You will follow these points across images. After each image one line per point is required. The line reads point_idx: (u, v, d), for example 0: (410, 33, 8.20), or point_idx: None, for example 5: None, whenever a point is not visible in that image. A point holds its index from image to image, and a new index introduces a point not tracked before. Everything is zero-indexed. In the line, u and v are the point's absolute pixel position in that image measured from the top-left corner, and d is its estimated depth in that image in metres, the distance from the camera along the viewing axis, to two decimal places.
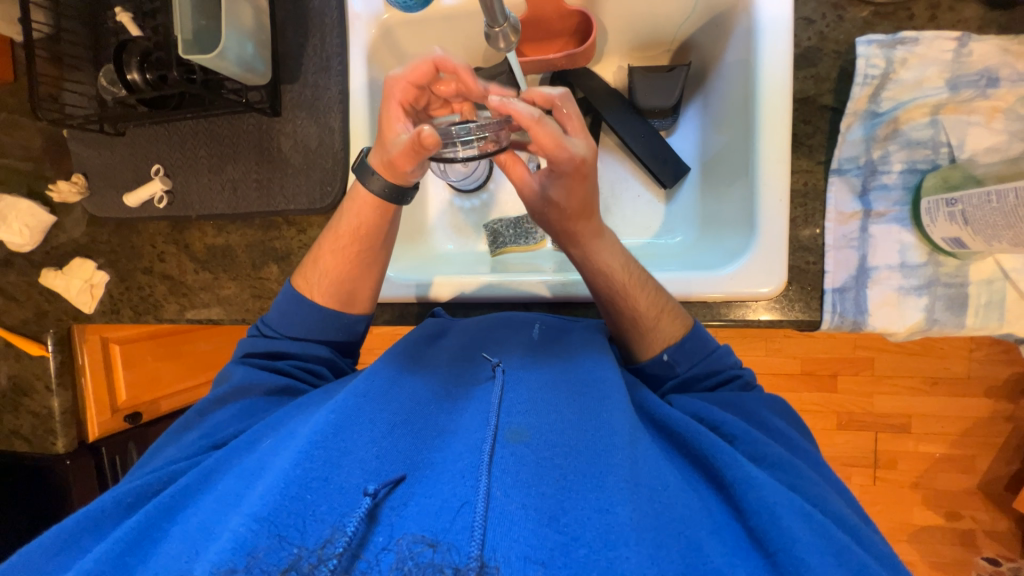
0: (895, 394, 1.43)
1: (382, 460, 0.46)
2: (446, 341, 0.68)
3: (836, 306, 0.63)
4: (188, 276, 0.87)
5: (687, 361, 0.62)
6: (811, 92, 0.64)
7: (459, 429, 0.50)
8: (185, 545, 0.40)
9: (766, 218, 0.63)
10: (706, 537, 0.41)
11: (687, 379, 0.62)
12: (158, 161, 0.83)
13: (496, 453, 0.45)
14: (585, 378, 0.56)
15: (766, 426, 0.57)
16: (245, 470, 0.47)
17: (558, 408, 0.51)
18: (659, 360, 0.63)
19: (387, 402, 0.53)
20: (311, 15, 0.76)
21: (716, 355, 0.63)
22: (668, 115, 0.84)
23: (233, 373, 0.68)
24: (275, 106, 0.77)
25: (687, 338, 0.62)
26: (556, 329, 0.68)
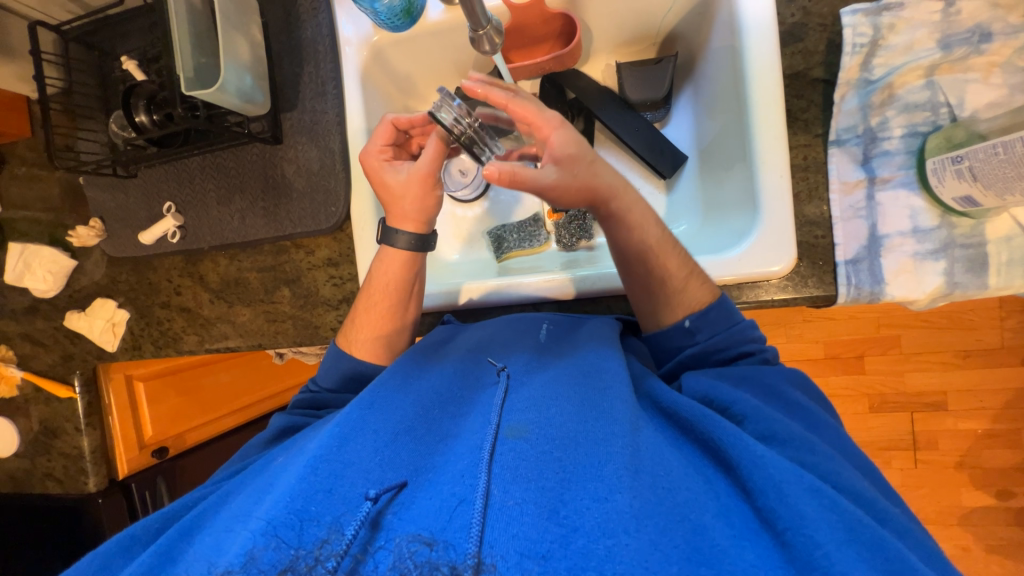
0: (927, 370, 1.38)
1: (385, 468, 0.46)
2: (451, 347, 0.69)
3: (851, 278, 0.61)
4: (205, 307, 0.89)
5: (708, 330, 0.61)
6: (801, 67, 0.64)
7: (461, 432, 0.50)
8: (199, 556, 0.41)
9: (769, 195, 0.63)
10: (712, 519, 0.39)
11: (706, 348, 0.61)
12: (169, 199, 0.86)
13: (496, 450, 0.45)
14: (588, 371, 0.56)
15: (784, 399, 0.55)
16: (258, 487, 0.47)
17: (559, 402, 0.51)
18: (680, 326, 0.62)
19: (392, 410, 0.53)
20: (304, 45, 0.79)
21: (739, 325, 0.61)
22: (660, 107, 0.84)
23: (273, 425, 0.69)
24: (276, 134, 0.79)
25: (711, 308, 0.61)
26: (564, 330, 0.68)
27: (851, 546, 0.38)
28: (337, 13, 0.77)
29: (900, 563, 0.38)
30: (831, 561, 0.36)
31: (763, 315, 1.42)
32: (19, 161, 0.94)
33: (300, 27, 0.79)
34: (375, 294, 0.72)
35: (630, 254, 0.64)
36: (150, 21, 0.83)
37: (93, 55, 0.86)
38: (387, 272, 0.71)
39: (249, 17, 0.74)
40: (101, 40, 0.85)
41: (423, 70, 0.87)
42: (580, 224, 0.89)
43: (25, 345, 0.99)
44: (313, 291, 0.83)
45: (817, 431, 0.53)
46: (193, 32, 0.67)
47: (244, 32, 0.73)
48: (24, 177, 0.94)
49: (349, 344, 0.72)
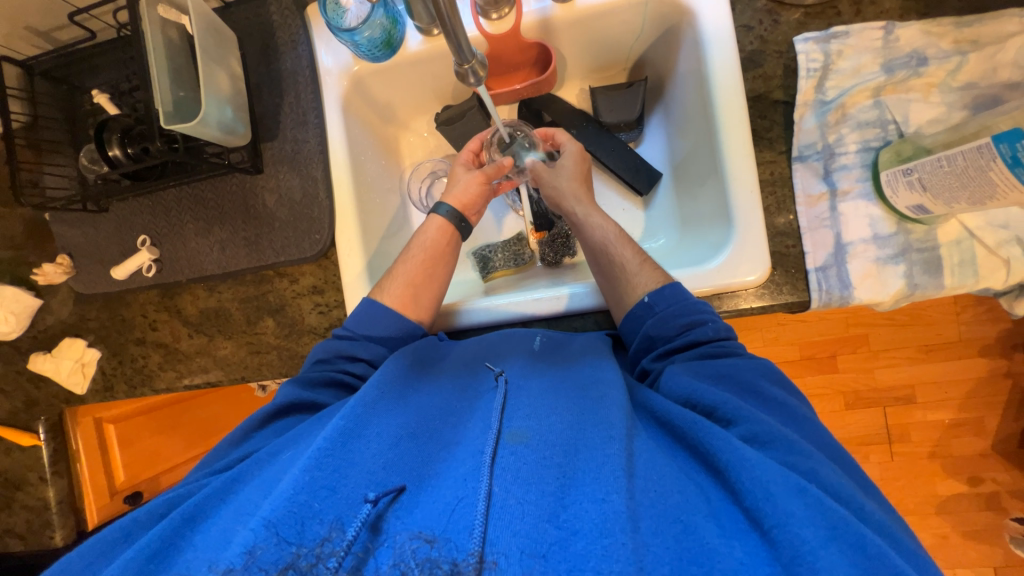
0: (894, 366, 1.46)
1: (387, 470, 0.45)
2: (449, 360, 0.66)
3: (821, 284, 0.65)
4: (183, 342, 0.86)
5: (665, 304, 0.65)
6: (762, 90, 0.68)
7: (462, 439, 0.50)
8: (202, 553, 0.40)
9: (739, 208, 0.67)
10: (703, 520, 0.41)
11: (664, 317, 0.65)
12: (144, 232, 0.84)
13: (497, 454, 0.45)
14: (583, 381, 0.58)
15: (761, 396, 0.55)
16: (264, 482, 0.46)
17: (557, 410, 0.52)
18: (641, 303, 0.67)
19: (392, 414, 0.52)
20: (283, 75, 0.79)
21: (692, 298, 0.66)
22: (633, 128, 0.88)
23: (288, 400, 0.64)
24: (257, 163, 0.79)
25: (666, 286, 0.67)
26: (558, 341, 0.69)
27: (834, 540, 0.38)
28: (316, 44, 0.78)
29: (883, 559, 0.38)
30: (817, 557, 0.36)
31: (740, 321, 1.48)
32: None
33: (279, 59, 0.79)
34: (416, 254, 0.77)
35: (605, 275, 0.73)
36: (124, 54, 0.82)
37: (61, 88, 0.84)
38: (429, 237, 0.79)
39: (228, 51, 0.74)
40: (70, 73, 0.84)
41: (404, 97, 0.89)
42: (563, 241, 0.92)
43: None
44: (299, 320, 0.82)
45: (794, 427, 0.53)
46: (173, 67, 0.66)
47: (223, 65, 0.72)
48: None
49: (379, 292, 0.74)
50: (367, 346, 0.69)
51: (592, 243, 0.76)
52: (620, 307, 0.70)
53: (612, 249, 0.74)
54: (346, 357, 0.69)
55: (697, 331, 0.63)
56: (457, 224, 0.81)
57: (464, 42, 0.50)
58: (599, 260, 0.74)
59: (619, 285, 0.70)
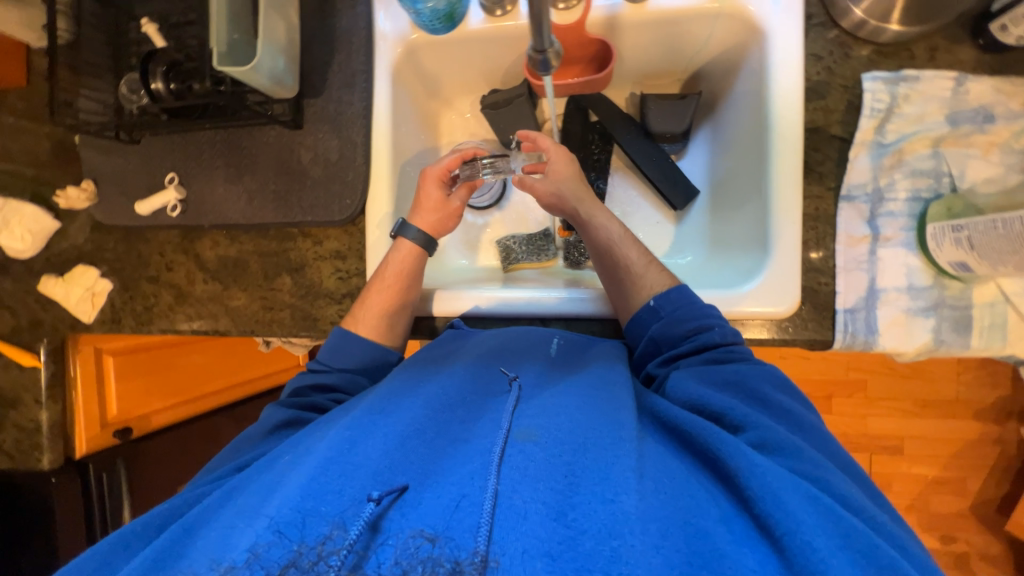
0: (887, 416, 1.46)
1: (393, 467, 0.44)
2: (459, 354, 0.66)
3: (847, 326, 0.65)
4: (197, 286, 0.85)
5: (671, 307, 0.65)
6: (821, 123, 0.67)
7: (472, 435, 0.49)
8: (202, 555, 0.39)
9: (779, 238, 0.66)
10: (714, 525, 0.40)
11: (670, 321, 0.65)
12: (172, 170, 0.83)
13: (506, 453, 0.45)
14: (593, 384, 0.57)
15: (768, 404, 0.55)
16: (263, 483, 0.45)
17: (568, 410, 0.51)
18: (647, 306, 0.67)
19: (401, 411, 0.51)
20: (337, 33, 0.78)
21: (702, 304, 0.65)
22: (678, 140, 0.87)
23: (255, 432, 0.64)
24: (297, 119, 0.78)
25: (672, 290, 0.67)
26: (575, 345, 0.68)
27: (846, 552, 0.38)
28: (375, 6, 0.76)
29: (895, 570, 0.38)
30: (827, 565, 0.36)
31: None
32: (7, 112, 0.89)
33: (335, 15, 0.78)
34: (387, 279, 0.73)
35: (613, 279, 0.72)
36: None
37: (109, 12, 0.82)
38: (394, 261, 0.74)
39: None
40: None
41: (453, 73, 0.87)
42: None
43: None
44: (317, 282, 0.81)
45: (800, 435, 0.53)
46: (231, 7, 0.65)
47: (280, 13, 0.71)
48: (13, 128, 0.89)
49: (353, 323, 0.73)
50: (337, 376, 0.70)
51: (600, 244, 0.74)
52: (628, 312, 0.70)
53: (617, 250, 0.72)
54: (315, 387, 0.69)
55: (705, 336, 0.62)
56: (426, 246, 0.77)
57: (546, 28, 0.49)
58: (608, 262, 0.73)
59: (636, 294, 0.69)
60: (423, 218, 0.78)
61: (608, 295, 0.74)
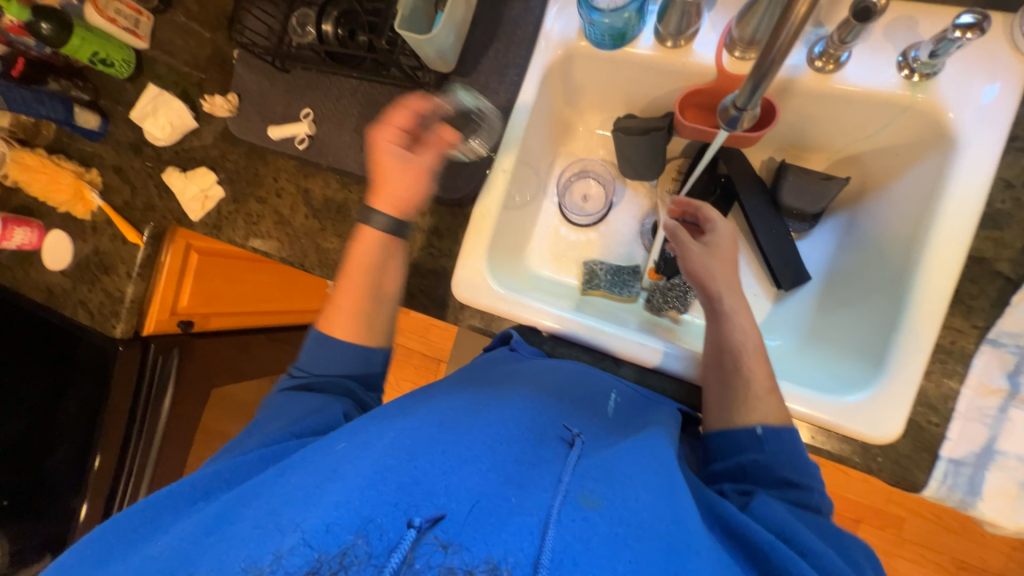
0: (917, 564, 1.33)
1: (449, 493, 0.42)
2: (525, 374, 0.62)
3: (946, 477, 0.59)
4: (298, 219, 0.89)
5: (778, 446, 0.57)
6: (988, 254, 0.61)
7: (533, 476, 0.46)
8: (253, 533, 0.40)
9: (900, 359, 0.61)
10: None
11: (768, 462, 0.57)
12: (310, 106, 0.86)
13: (565, 514, 0.41)
14: (659, 456, 0.52)
15: (848, 555, 0.49)
16: (318, 469, 0.45)
17: (636, 484, 0.46)
18: (751, 432, 0.59)
19: (464, 431, 0.49)
20: (503, 21, 0.78)
21: (810, 460, 0.57)
22: (807, 220, 0.82)
23: (269, 407, 0.64)
24: (439, 93, 0.78)
25: (786, 429, 0.58)
26: (631, 404, 0.65)
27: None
28: (549, 6, 0.76)
29: None
30: None
31: None
32: (184, 12, 0.96)
33: (507, 4, 0.78)
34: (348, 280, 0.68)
35: (721, 379, 0.65)
36: None
37: None
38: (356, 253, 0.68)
39: None
40: None
41: (596, 90, 0.86)
42: (677, 293, 0.87)
43: (114, 178, 1.00)
44: (407, 251, 0.82)
45: None
46: None
47: None
48: (184, 28, 0.95)
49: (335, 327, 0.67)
50: (328, 382, 0.65)
51: (727, 339, 0.66)
52: (722, 422, 0.62)
53: (735, 333, 0.66)
54: (298, 389, 0.65)
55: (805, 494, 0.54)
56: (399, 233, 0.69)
57: (754, 96, 0.50)
58: (729, 361, 0.65)
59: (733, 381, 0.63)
60: (384, 196, 0.68)
61: (692, 358, 0.71)
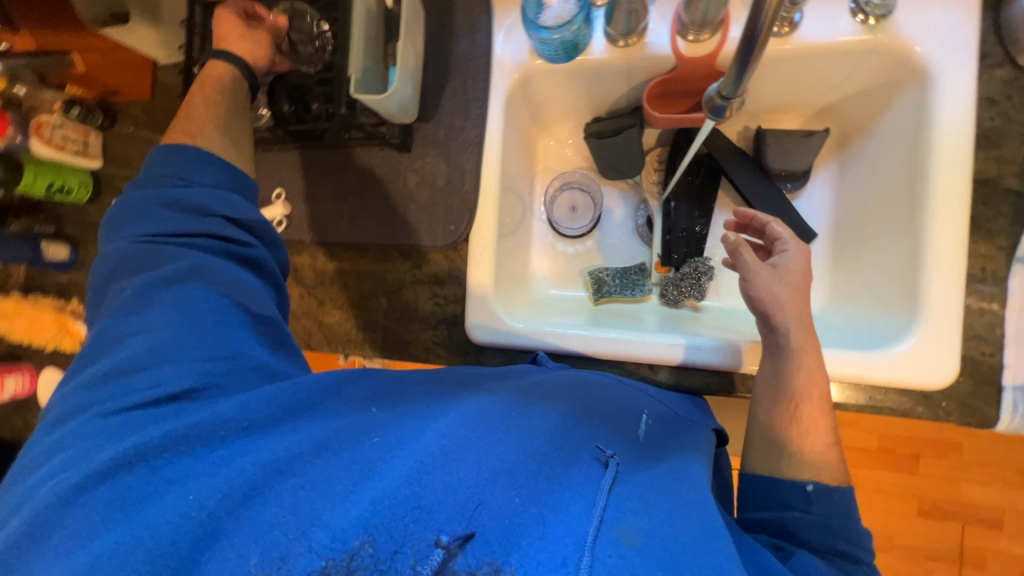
0: None
1: (482, 501, 0.36)
2: (557, 382, 0.55)
3: (1017, 406, 0.57)
4: (292, 301, 0.85)
5: (831, 512, 0.50)
6: (992, 174, 0.60)
7: (563, 500, 0.38)
8: (260, 538, 0.34)
9: (935, 298, 0.59)
10: None
11: (820, 524, 0.49)
12: (279, 185, 0.84)
13: (600, 553, 0.34)
14: (697, 494, 0.44)
15: None
16: (344, 467, 0.39)
17: (675, 524, 0.39)
18: (802, 488, 0.52)
19: (501, 436, 0.42)
20: (453, 59, 0.78)
21: (863, 526, 0.49)
22: (798, 179, 0.81)
23: (124, 290, 0.51)
24: (406, 142, 0.78)
25: (839, 489, 0.51)
26: (664, 426, 0.56)
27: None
28: (496, 35, 0.76)
29: None
30: None
31: None
32: (130, 122, 0.93)
33: (453, 41, 0.78)
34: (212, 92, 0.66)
35: (771, 415, 0.57)
36: None
37: None
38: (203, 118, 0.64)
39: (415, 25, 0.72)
40: None
41: (560, 102, 0.86)
42: (692, 281, 0.83)
43: None
44: (412, 306, 0.79)
45: None
46: (367, 33, 0.65)
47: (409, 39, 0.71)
48: (134, 138, 0.93)
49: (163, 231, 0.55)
50: (198, 192, 0.55)
51: (781, 378, 0.57)
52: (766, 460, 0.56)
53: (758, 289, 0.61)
54: (196, 215, 0.54)
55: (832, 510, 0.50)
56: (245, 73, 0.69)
57: (741, 85, 0.50)
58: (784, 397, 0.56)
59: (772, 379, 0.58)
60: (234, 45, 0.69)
61: (730, 347, 0.69)
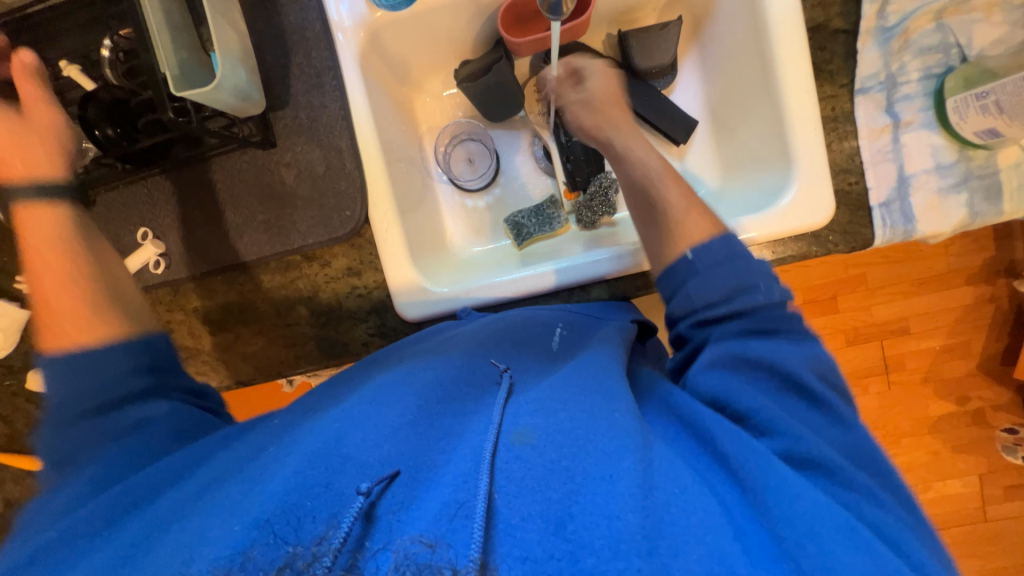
0: (893, 301, 1.43)
1: (382, 454, 0.38)
2: (458, 336, 0.59)
3: (886, 220, 0.64)
4: (206, 342, 0.78)
5: (711, 262, 0.55)
6: (821, 19, 0.65)
7: (465, 433, 0.42)
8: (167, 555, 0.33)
9: (801, 147, 0.64)
10: (731, 546, 0.33)
11: (708, 280, 0.55)
12: (142, 224, 0.74)
13: (499, 457, 0.37)
14: (593, 372, 0.48)
15: (793, 376, 0.47)
16: (247, 478, 0.39)
17: (570, 406, 0.42)
18: (684, 259, 0.57)
19: (396, 400, 0.45)
20: (288, 32, 0.71)
21: (752, 261, 0.55)
22: (668, 73, 0.84)
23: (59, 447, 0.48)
24: (268, 137, 0.71)
25: (714, 239, 0.57)
26: (579, 329, 0.62)
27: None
28: None
29: None
30: None
31: None
32: None
33: (281, 13, 0.71)
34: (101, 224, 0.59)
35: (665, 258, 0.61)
36: (90, 17, 0.71)
37: None
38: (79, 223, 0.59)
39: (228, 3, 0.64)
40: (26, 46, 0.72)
41: (420, 55, 0.82)
42: (601, 200, 0.85)
43: None
44: (336, 306, 0.75)
45: (830, 430, 0.45)
46: (169, 21, 0.57)
47: (227, 20, 0.63)
48: None
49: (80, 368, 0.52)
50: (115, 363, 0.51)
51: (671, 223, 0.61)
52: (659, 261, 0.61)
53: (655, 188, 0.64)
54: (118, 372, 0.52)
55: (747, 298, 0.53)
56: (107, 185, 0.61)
57: None
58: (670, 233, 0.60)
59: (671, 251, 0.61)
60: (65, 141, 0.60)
61: None
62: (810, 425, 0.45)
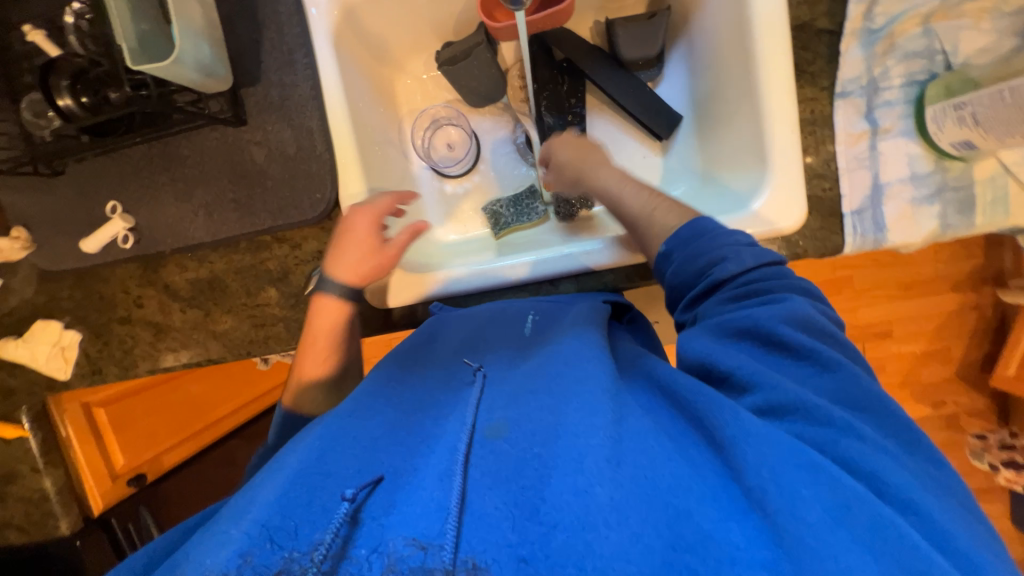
0: (876, 304, 1.43)
1: (360, 459, 0.39)
2: (439, 344, 0.60)
3: (856, 228, 0.64)
4: (176, 318, 0.78)
5: (684, 247, 0.55)
6: (806, 18, 0.64)
7: (442, 431, 0.43)
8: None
9: (778, 150, 0.63)
10: (696, 503, 0.34)
11: (683, 263, 0.54)
12: (113, 197, 0.74)
13: (473, 454, 0.39)
14: (564, 357, 0.48)
15: (767, 330, 0.45)
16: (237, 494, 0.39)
17: (543, 399, 0.43)
18: (658, 254, 0.58)
19: (375, 412, 0.45)
20: (261, 6, 0.70)
21: (721, 233, 0.54)
22: (654, 65, 0.82)
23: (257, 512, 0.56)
24: (238, 114, 0.70)
25: (683, 227, 0.56)
26: (550, 317, 0.60)
27: (843, 529, 0.32)
28: None
29: (899, 544, 0.32)
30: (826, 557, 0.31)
31: None
32: None
33: None
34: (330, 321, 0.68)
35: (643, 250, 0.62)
36: None
37: None
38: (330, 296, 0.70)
39: None
40: None
41: (400, 34, 0.80)
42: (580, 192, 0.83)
43: None
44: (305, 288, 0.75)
45: (822, 377, 0.43)
46: None
47: None
48: None
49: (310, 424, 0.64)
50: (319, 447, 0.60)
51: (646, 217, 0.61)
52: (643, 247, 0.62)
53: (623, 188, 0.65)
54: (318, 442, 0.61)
55: (720, 269, 0.51)
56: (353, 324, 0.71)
57: None
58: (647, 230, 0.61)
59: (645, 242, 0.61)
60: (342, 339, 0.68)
61: (621, 244, 0.70)
62: (792, 377, 0.43)
